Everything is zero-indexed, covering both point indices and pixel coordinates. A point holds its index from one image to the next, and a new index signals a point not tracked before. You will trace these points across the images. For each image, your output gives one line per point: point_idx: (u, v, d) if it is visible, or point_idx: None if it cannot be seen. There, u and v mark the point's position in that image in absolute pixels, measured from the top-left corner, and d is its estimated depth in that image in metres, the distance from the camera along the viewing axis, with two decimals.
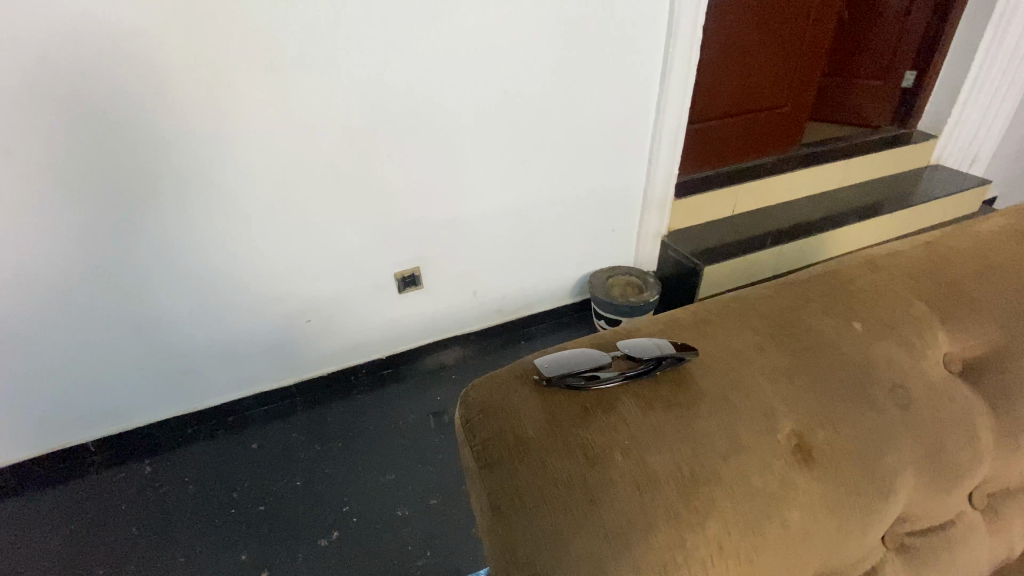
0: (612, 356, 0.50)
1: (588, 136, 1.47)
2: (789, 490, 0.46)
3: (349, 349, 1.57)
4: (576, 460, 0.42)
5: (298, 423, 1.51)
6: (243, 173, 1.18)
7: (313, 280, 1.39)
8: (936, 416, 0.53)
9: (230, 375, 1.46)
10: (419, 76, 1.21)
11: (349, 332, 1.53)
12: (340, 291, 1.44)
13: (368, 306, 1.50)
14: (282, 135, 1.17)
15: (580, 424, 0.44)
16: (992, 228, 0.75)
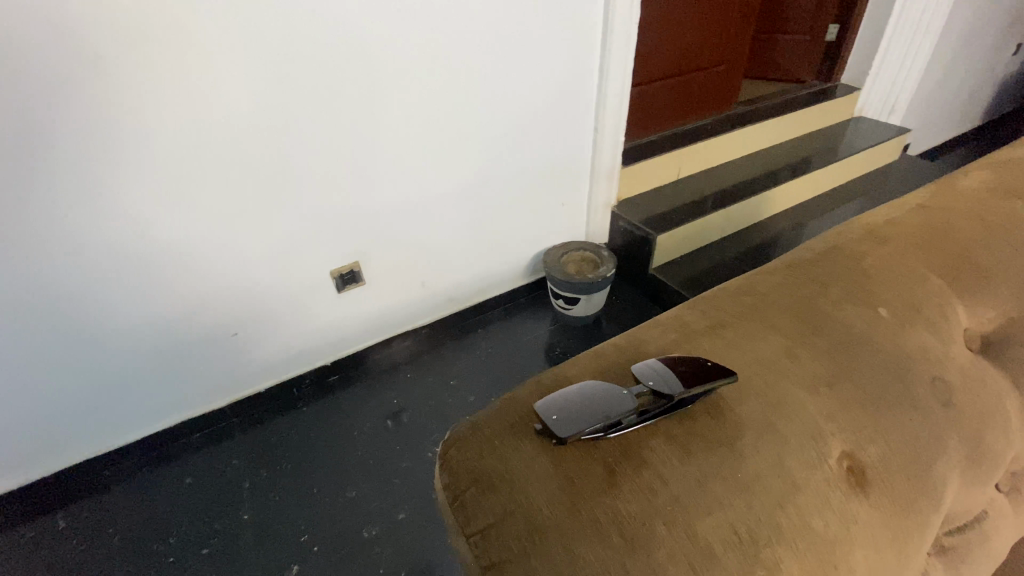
0: (637, 391, 0.39)
1: (534, 103, 1.34)
2: (849, 525, 0.39)
3: (284, 360, 1.39)
4: (610, 548, 0.32)
5: (235, 448, 1.33)
6: (131, 170, 0.97)
7: (236, 288, 1.21)
8: (975, 406, 0.48)
9: (149, 403, 1.26)
10: (335, 41, 1.03)
11: (282, 341, 1.35)
12: (268, 297, 1.26)
13: (302, 311, 1.33)
14: (175, 121, 0.96)
15: (608, 493, 0.34)
16: (974, 185, 0.71)
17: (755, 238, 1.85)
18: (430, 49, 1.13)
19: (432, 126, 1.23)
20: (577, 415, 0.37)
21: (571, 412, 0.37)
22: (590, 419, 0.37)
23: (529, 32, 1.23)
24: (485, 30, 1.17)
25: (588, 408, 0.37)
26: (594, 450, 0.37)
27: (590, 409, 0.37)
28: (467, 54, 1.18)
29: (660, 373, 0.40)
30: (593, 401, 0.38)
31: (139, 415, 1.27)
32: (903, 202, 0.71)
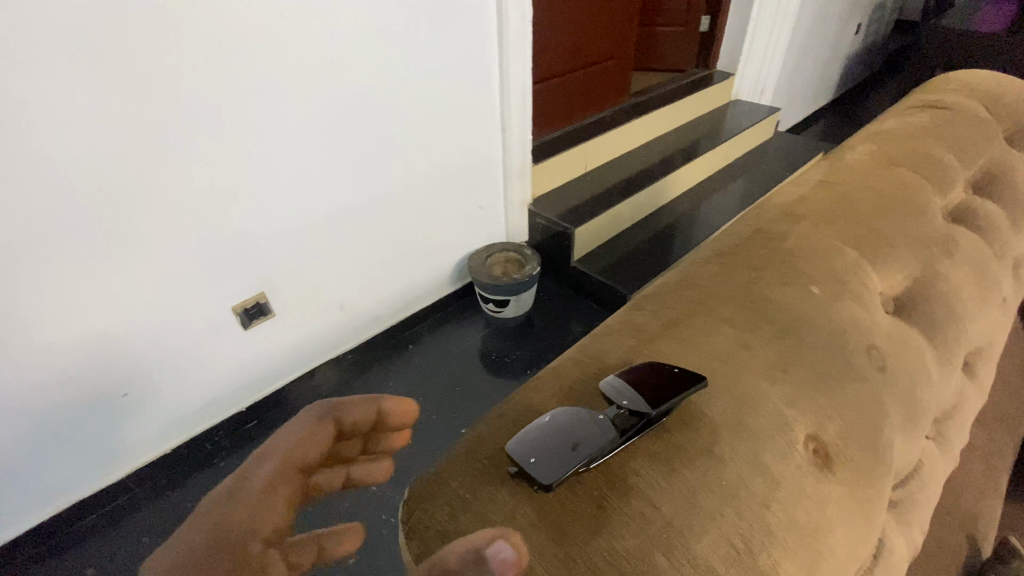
0: (614, 412, 0.37)
1: (437, 106, 1.28)
2: (826, 509, 0.39)
3: (190, 414, 1.23)
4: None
5: (141, 525, 1.16)
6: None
7: (122, 342, 1.04)
8: (903, 367, 0.51)
9: (26, 490, 1.06)
10: (206, 50, 0.91)
11: (185, 393, 1.20)
12: (159, 346, 1.10)
13: (203, 357, 1.18)
14: (14, 156, 0.81)
15: (601, 533, 0.32)
16: (860, 156, 0.78)
17: (664, 221, 1.94)
18: (318, 54, 1.04)
19: (331, 137, 1.14)
20: (551, 453, 0.34)
21: (543, 452, 0.34)
22: (566, 455, 0.34)
23: (425, 32, 1.17)
24: (378, 30, 1.09)
25: (561, 441, 0.34)
26: (576, 486, 0.34)
27: (562, 442, 0.34)
28: (361, 58, 1.10)
29: (625, 388, 0.38)
30: (565, 433, 0.35)
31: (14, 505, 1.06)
32: (804, 177, 0.75)
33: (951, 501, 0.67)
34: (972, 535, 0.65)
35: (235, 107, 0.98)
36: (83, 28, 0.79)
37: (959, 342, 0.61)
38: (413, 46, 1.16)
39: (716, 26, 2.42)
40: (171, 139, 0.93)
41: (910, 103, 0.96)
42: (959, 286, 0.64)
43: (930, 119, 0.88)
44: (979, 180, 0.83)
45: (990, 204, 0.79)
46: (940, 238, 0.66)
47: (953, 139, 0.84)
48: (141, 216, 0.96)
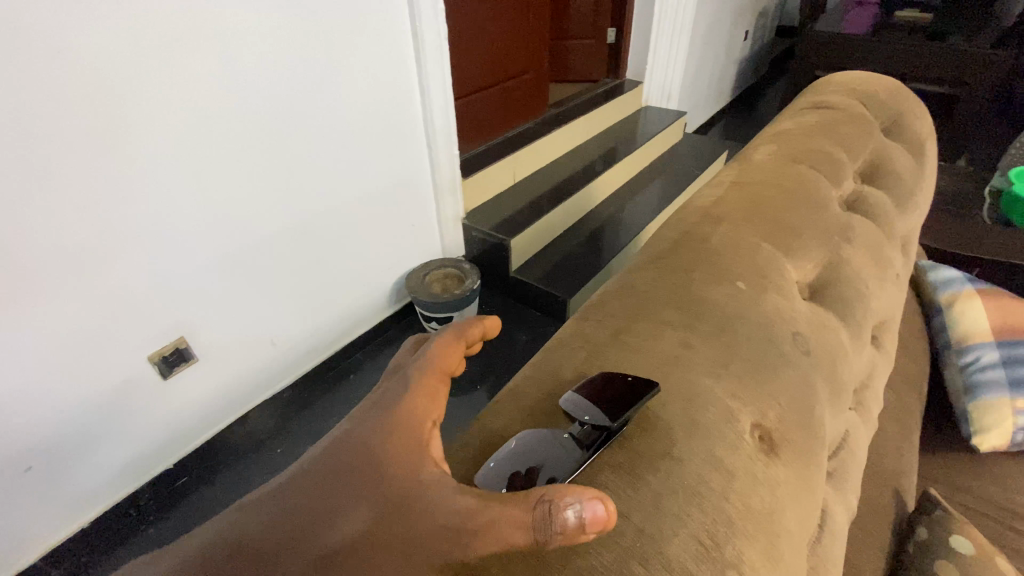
0: (577, 429, 0.38)
1: (356, 129, 1.25)
2: (777, 491, 0.42)
3: (107, 481, 1.12)
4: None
5: None
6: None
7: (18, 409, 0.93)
8: (824, 348, 0.56)
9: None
10: (93, 81, 0.84)
11: (98, 458, 1.08)
12: (62, 411, 0.99)
13: (116, 416, 1.07)
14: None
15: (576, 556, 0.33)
16: (765, 156, 0.85)
17: (594, 225, 2.00)
18: (223, 80, 0.98)
19: (244, 167, 1.08)
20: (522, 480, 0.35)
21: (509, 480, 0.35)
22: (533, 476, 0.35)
23: (338, 53, 1.14)
24: (287, 53, 1.05)
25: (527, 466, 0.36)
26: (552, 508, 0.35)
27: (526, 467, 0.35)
28: (272, 83, 1.05)
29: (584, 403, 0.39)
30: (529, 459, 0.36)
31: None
32: (720, 179, 0.81)
33: (875, 463, 0.74)
34: (895, 490, 0.72)
35: (130, 144, 0.91)
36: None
37: (866, 318, 0.68)
38: (324, 68, 1.13)
39: (622, 38, 2.56)
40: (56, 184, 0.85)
41: (801, 104, 1.06)
42: (861, 268, 0.71)
43: (820, 118, 0.97)
44: (864, 171, 0.93)
45: (877, 191, 0.89)
46: (840, 226, 0.73)
47: (841, 135, 0.93)
48: (28, 267, 0.87)
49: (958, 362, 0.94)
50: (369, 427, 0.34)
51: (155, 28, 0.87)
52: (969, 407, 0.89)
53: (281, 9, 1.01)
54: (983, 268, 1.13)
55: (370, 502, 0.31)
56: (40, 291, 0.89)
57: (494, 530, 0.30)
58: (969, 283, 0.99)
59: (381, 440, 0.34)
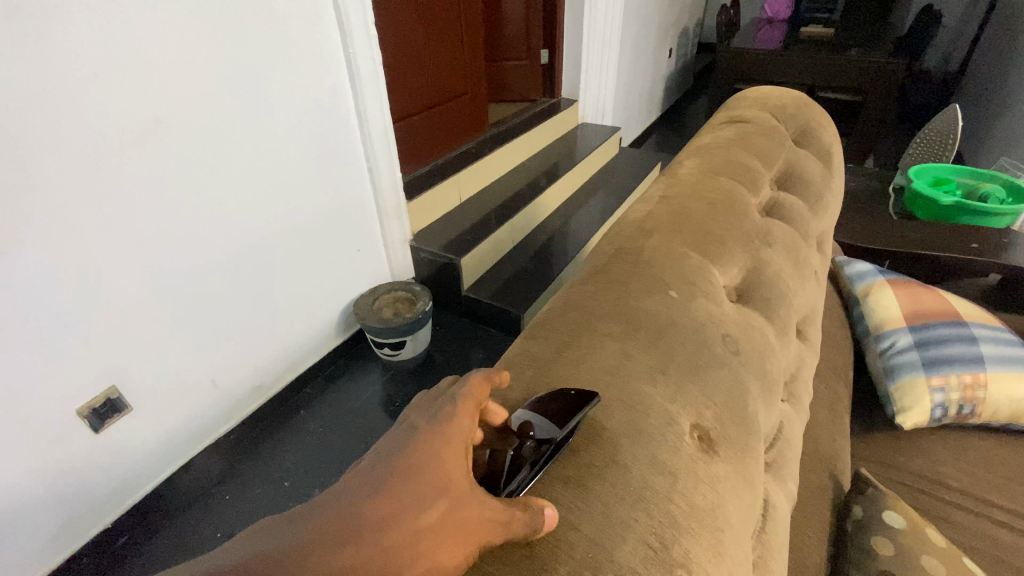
0: (521, 447, 0.40)
1: (292, 157, 1.23)
2: (718, 488, 0.44)
3: (29, 554, 1.02)
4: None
5: None
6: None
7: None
8: (752, 347, 0.60)
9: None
10: (2, 119, 0.79)
11: (20, 530, 0.99)
12: None
13: (39, 481, 0.99)
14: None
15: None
16: (689, 170, 0.90)
17: (541, 240, 2.04)
18: (147, 113, 0.95)
19: (173, 201, 1.03)
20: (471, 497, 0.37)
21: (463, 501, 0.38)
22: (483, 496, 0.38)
23: (271, 81, 1.13)
24: (216, 83, 1.03)
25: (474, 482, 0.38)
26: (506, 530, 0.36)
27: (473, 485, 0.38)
28: (200, 115, 1.02)
29: (527, 416, 0.42)
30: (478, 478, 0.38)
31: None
32: (650, 193, 0.85)
33: (812, 449, 0.79)
34: (831, 472, 0.77)
35: (42, 184, 0.86)
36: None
37: (789, 315, 0.74)
38: (254, 97, 1.11)
39: (554, 58, 2.65)
40: None
41: (720, 119, 1.14)
42: (781, 269, 0.77)
43: (737, 132, 1.05)
44: (779, 178, 1.01)
45: (791, 196, 0.97)
46: (759, 231, 0.79)
47: (756, 146, 1.01)
48: None
49: (878, 348, 1.02)
50: (424, 432, 0.35)
51: (69, 62, 0.84)
52: (890, 389, 0.96)
53: (206, 40, 0.99)
54: (892, 260, 1.24)
55: (437, 500, 0.32)
56: None
57: (513, 527, 0.33)
58: (879, 274, 1.09)
59: (440, 443, 0.34)
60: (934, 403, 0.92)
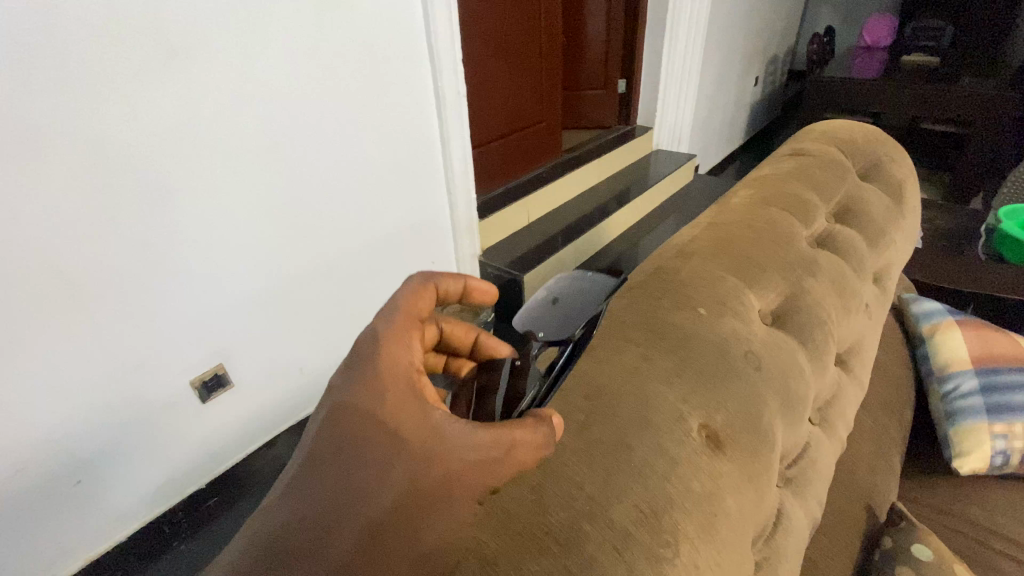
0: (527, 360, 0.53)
1: (380, 175, 1.39)
2: (718, 481, 0.50)
3: (138, 502, 1.21)
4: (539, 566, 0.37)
5: None
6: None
7: (77, 429, 1.05)
8: (777, 366, 0.65)
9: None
10: (164, 140, 1.00)
11: (135, 479, 1.18)
12: (112, 429, 1.10)
13: (156, 438, 1.19)
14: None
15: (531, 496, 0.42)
16: (740, 200, 0.95)
17: (603, 260, 2.11)
18: (269, 136, 1.14)
19: (282, 210, 1.22)
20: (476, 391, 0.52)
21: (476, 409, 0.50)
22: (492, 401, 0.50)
23: (366, 110, 1.29)
24: (324, 112, 1.21)
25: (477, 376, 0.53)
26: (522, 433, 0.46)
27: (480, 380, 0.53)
28: (309, 139, 1.21)
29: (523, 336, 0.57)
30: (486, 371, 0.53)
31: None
32: (697, 220, 0.90)
33: (848, 480, 0.80)
34: (866, 504, 0.78)
35: (187, 193, 1.06)
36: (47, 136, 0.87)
37: (827, 343, 0.76)
38: (354, 123, 1.28)
39: (631, 87, 2.72)
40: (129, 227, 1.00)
41: (781, 152, 1.17)
42: (823, 299, 0.79)
43: (795, 165, 1.07)
44: (838, 211, 1.02)
45: (848, 229, 0.98)
46: (804, 261, 0.82)
47: (814, 180, 1.02)
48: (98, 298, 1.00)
49: (940, 390, 0.99)
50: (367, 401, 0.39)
51: (217, 95, 1.03)
52: (949, 432, 0.93)
53: (321, 76, 1.18)
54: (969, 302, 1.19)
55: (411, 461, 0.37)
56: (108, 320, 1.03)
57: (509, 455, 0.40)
58: (948, 314, 1.05)
59: (392, 404, 0.39)
60: (995, 451, 0.88)
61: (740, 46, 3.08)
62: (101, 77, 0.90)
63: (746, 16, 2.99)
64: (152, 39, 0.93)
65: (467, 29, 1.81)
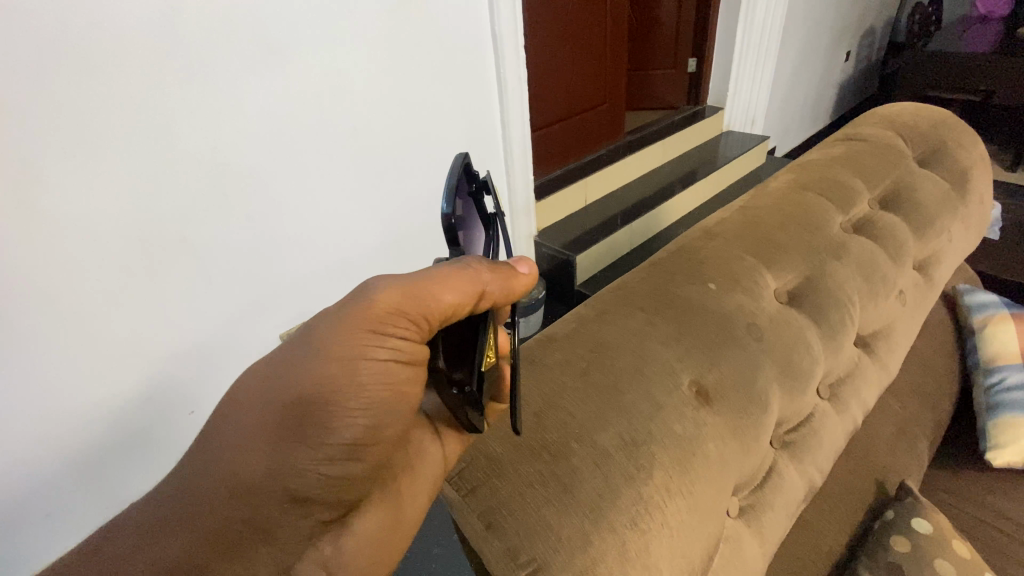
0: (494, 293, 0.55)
1: (450, 156, 1.47)
2: (702, 427, 0.57)
3: None
4: (370, 368, 0.47)
5: None
6: (72, 271, 0.99)
7: (189, 368, 1.21)
8: (781, 338, 0.70)
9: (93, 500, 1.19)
10: (263, 125, 1.11)
11: None
12: (216, 368, 1.26)
13: None
14: (115, 219, 1.01)
15: (350, 347, 0.46)
16: (780, 184, 0.96)
17: (663, 243, 2.09)
18: (351, 121, 1.23)
19: (358, 188, 1.31)
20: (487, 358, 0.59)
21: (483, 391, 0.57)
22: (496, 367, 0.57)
23: (432, 97, 1.35)
24: (401, 97, 1.29)
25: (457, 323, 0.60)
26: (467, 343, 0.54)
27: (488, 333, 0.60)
28: (385, 123, 1.29)
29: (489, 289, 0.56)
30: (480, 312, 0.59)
31: (93, 517, 1.21)
32: (732, 204, 0.94)
33: (861, 460, 0.83)
34: (877, 480, 0.82)
35: (280, 170, 1.17)
36: (168, 118, 1.00)
37: (846, 325, 0.79)
38: (427, 107, 1.35)
39: (702, 67, 2.65)
40: (236, 199, 1.14)
41: (834, 136, 1.15)
42: (847, 283, 0.82)
43: (845, 150, 1.06)
44: (884, 198, 1.01)
45: (892, 216, 0.97)
46: (831, 246, 0.84)
47: (862, 166, 1.02)
48: (207, 261, 1.15)
49: (984, 382, 0.97)
50: None
51: (306, 84, 1.13)
52: (988, 424, 0.92)
53: (399, 63, 1.25)
54: None
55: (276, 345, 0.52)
56: (218, 282, 1.18)
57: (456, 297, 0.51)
58: (1003, 307, 1.02)
59: None
60: None
61: (828, 19, 2.88)
62: (212, 71, 1.01)
63: None
64: (257, 38, 1.04)
65: (532, 14, 1.86)
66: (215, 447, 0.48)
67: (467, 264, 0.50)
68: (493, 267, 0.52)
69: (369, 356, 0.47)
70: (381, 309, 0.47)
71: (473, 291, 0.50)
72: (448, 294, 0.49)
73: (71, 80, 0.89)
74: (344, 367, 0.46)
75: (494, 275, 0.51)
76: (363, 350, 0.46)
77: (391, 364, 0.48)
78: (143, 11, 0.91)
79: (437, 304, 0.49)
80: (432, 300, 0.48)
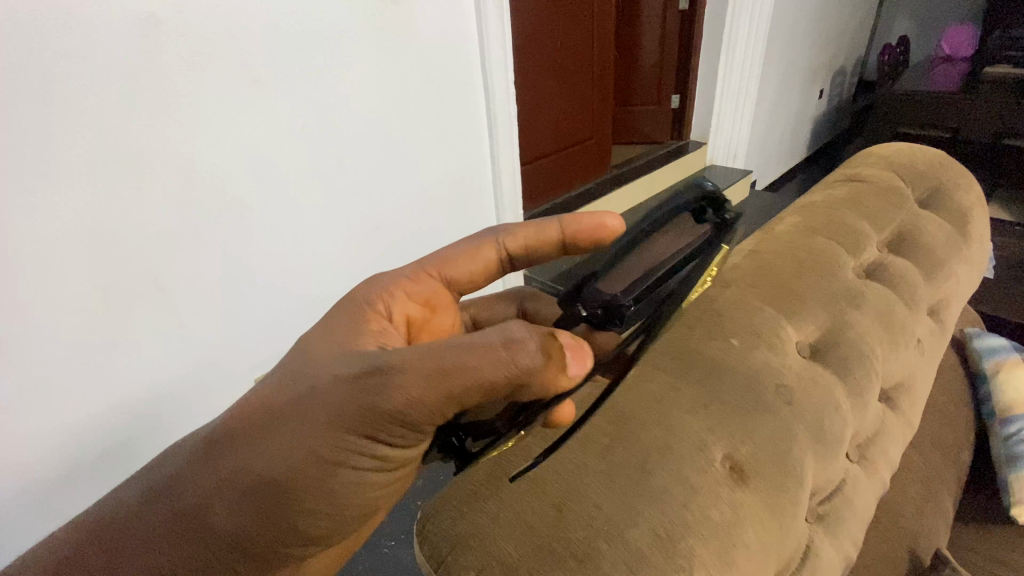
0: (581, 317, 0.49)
1: (438, 191, 1.41)
2: (739, 512, 0.51)
3: None
4: (344, 471, 0.45)
5: None
6: (17, 326, 0.81)
7: (161, 441, 1.02)
8: (811, 400, 0.64)
9: None
10: None
11: None
12: None
13: None
14: (84, 256, 0.84)
15: (329, 447, 0.44)
16: (788, 227, 0.93)
17: None
18: None
19: None
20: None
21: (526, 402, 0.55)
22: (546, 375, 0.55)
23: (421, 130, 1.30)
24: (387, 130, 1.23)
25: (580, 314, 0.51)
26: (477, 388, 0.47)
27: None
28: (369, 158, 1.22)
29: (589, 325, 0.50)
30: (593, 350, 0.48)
31: None
32: (739, 247, 0.90)
33: (889, 522, 0.78)
34: (910, 547, 0.76)
35: None
36: (144, 149, 0.86)
37: (871, 379, 0.74)
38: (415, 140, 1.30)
39: (686, 103, 2.68)
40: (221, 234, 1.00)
41: (835, 176, 1.12)
42: (868, 333, 0.77)
43: (850, 191, 1.03)
44: (890, 241, 0.99)
45: (902, 260, 0.94)
46: (850, 294, 0.80)
47: (869, 209, 0.99)
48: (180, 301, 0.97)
49: (1002, 432, 0.93)
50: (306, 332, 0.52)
51: None
52: (1010, 477, 0.87)
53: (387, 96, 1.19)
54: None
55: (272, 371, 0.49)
56: (200, 317, 1.02)
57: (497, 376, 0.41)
58: (1014, 353, 1.00)
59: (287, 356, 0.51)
60: None
61: (804, 58, 2.96)
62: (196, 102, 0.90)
63: (811, 30, 2.89)
64: None
65: (523, 51, 1.85)
66: (172, 518, 0.46)
67: (523, 340, 0.41)
68: (550, 345, 0.42)
69: (347, 463, 0.45)
70: (388, 416, 0.42)
71: (504, 375, 0.41)
72: (474, 377, 0.41)
73: (31, 114, 0.75)
74: (321, 470, 0.45)
75: (544, 362, 0.41)
76: (339, 455, 0.44)
77: (371, 471, 0.47)
78: (120, 34, 0.79)
79: (467, 388, 0.41)
80: (453, 390, 0.41)
